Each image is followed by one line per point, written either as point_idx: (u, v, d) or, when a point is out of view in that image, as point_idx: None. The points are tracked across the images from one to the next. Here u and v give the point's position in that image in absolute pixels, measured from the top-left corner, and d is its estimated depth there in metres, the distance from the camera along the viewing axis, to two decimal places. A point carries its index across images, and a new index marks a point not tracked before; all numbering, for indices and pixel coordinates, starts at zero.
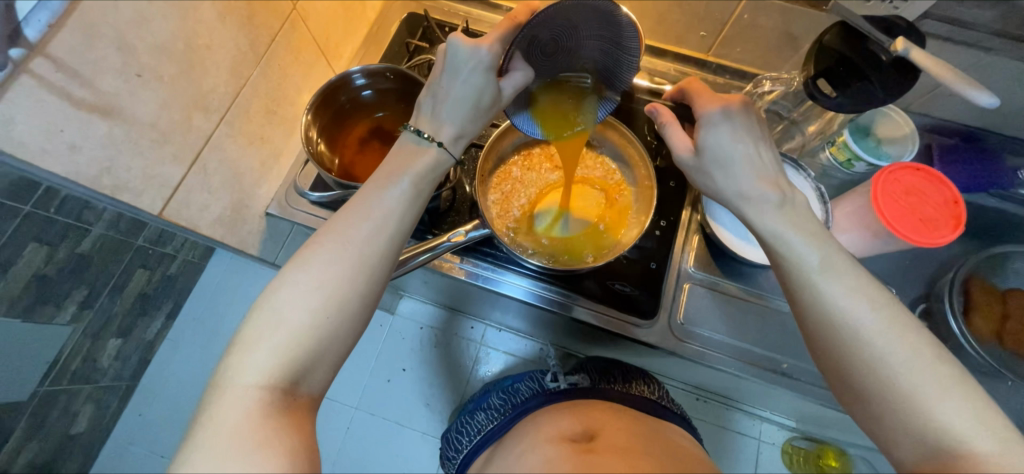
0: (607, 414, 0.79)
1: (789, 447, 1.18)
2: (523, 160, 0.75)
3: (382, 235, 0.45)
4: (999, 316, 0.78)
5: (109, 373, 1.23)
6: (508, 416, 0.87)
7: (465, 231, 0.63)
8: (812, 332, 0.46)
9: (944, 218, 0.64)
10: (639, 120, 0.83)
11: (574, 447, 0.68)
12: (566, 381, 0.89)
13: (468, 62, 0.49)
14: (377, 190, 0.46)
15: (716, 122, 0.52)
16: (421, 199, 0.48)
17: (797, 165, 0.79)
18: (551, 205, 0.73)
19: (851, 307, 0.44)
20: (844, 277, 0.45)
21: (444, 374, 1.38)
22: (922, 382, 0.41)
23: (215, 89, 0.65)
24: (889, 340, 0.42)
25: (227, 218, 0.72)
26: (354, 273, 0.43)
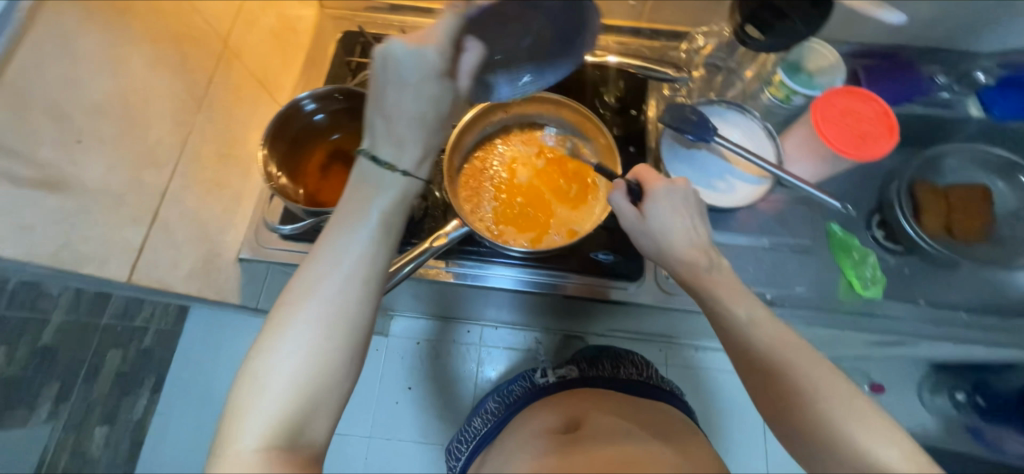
0: (592, 401, 0.82)
1: None
2: (487, 154, 0.76)
3: (355, 283, 0.43)
4: (946, 210, 0.89)
5: (102, 462, 1.16)
6: (500, 417, 0.91)
7: (447, 233, 0.64)
8: (747, 371, 0.52)
9: (880, 130, 0.69)
10: (589, 94, 0.85)
11: (559, 444, 0.72)
12: (556, 374, 0.92)
13: (415, 73, 0.44)
14: (341, 237, 0.44)
15: (658, 211, 0.58)
16: (392, 236, 0.46)
17: (740, 108, 0.83)
18: (522, 194, 0.73)
19: (773, 345, 0.51)
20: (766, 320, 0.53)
21: (451, 384, 1.38)
22: (828, 399, 0.47)
23: (160, 141, 0.63)
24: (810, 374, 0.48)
25: (200, 271, 0.70)
26: (334, 328, 0.42)
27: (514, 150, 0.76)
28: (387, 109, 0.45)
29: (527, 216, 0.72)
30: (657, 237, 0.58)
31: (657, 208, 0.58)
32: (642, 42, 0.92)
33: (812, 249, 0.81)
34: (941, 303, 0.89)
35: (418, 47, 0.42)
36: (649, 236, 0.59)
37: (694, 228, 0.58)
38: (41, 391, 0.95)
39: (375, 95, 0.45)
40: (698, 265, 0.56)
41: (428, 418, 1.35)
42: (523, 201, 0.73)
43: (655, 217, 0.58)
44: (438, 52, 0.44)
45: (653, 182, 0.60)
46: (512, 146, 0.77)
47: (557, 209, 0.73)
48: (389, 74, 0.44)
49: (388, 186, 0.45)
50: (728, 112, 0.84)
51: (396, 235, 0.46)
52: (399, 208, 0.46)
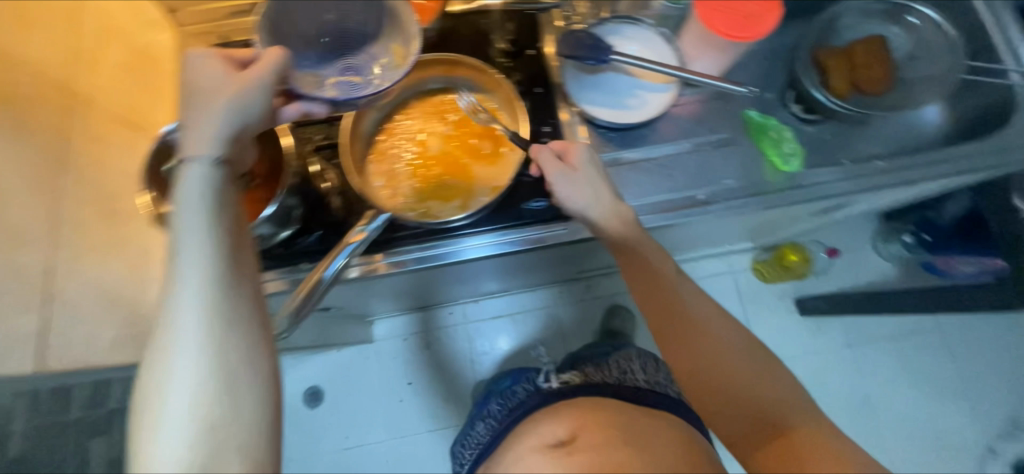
0: (586, 408, 0.85)
1: None
2: (392, 134, 0.72)
3: (196, 299, 0.37)
4: (849, 68, 0.91)
5: None
6: (506, 422, 0.96)
7: (364, 227, 0.63)
8: (659, 291, 0.68)
9: (763, 6, 0.69)
10: (480, 44, 0.81)
11: (551, 456, 0.79)
12: (556, 381, 0.98)
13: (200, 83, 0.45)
14: (169, 261, 0.38)
15: (585, 173, 0.65)
16: (215, 229, 0.39)
17: (633, 19, 0.81)
18: (437, 163, 0.71)
19: (672, 274, 0.70)
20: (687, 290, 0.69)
21: (448, 367, 1.41)
22: (705, 307, 0.69)
23: (25, 218, 0.57)
24: (694, 293, 0.69)
25: (128, 337, 0.67)
26: (193, 358, 0.36)
27: (418, 122, 0.73)
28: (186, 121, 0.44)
29: (446, 185, 0.70)
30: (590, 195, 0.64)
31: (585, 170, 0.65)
32: None
33: (733, 140, 0.82)
34: (866, 156, 0.92)
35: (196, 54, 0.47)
36: (580, 194, 0.65)
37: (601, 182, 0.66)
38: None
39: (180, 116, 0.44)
40: (617, 207, 0.66)
41: (436, 404, 1.38)
42: (440, 170, 0.71)
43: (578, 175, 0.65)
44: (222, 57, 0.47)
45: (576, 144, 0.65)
46: (414, 119, 0.73)
47: (475, 170, 0.71)
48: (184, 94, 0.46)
49: (190, 181, 0.40)
50: (622, 27, 0.82)
51: (222, 225, 0.39)
52: (214, 195, 0.40)
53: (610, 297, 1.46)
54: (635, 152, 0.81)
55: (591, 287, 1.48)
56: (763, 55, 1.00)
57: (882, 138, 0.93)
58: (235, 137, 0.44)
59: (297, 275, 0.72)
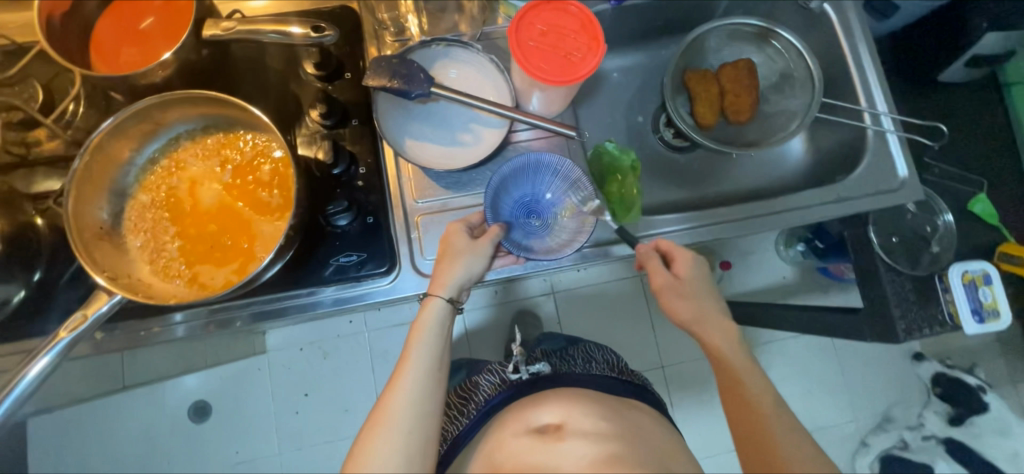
0: (568, 396, 0.72)
1: None
2: (155, 183, 0.61)
3: (423, 396, 0.57)
4: (715, 95, 0.86)
5: None
6: (473, 418, 0.75)
7: (84, 315, 0.51)
8: (724, 337, 0.64)
9: (585, 43, 0.60)
10: (282, 64, 0.69)
11: (541, 443, 0.65)
12: (527, 370, 0.78)
13: (470, 256, 0.63)
14: (407, 363, 0.58)
15: (693, 266, 0.66)
16: (443, 352, 0.60)
17: (461, 43, 0.71)
18: (207, 218, 0.60)
19: (732, 348, 0.64)
20: (725, 329, 0.65)
21: (342, 382, 1.32)
22: (766, 400, 0.59)
23: None
24: (761, 386, 0.60)
25: None
26: (411, 436, 0.54)
27: (188, 168, 0.61)
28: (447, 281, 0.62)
29: (220, 245, 0.60)
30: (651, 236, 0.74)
31: (698, 262, 0.67)
32: None
33: None
34: (730, 193, 0.88)
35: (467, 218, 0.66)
36: (684, 293, 0.65)
37: (718, 303, 0.67)
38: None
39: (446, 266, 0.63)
40: (694, 303, 0.65)
41: (337, 414, 1.30)
42: (216, 228, 0.60)
43: (688, 274, 0.66)
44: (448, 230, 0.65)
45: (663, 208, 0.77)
46: (183, 163, 0.61)
47: (254, 225, 0.60)
48: (451, 252, 0.63)
49: (432, 312, 0.61)
50: (451, 50, 0.72)
51: (444, 351, 0.61)
52: (443, 326, 0.61)
53: (517, 303, 1.34)
54: (464, 197, 0.72)
55: (499, 292, 1.33)
56: (637, 75, 0.93)
57: (754, 167, 0.89)
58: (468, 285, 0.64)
59: None
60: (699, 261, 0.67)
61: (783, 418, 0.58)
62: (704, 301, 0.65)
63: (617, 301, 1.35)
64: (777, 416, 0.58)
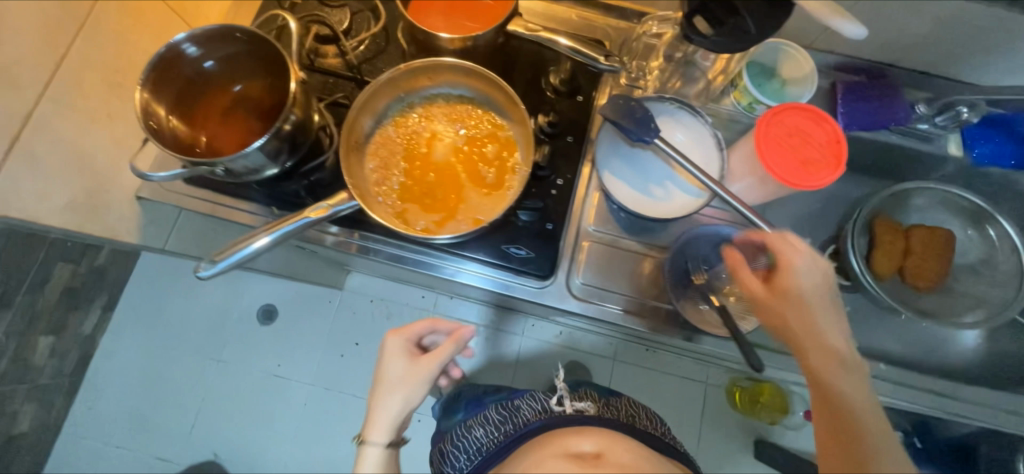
0: (609, 436, 0.70)
1: (732, 387, 1.35)
2: (404, 122, 0.69)
3: None
4: (901, 252, 0.82)
5: (46, 371, 1.13)
6: (508, 437, 0.77)
7: (327, 206, 0.58)
8: (822, 350, 0.54)
9: (826, 158, 0.62)
10: (534, 72, 0.78)
11: (577, 467, 0.63)
12: (572, 405, 0.78)
13: (401, 396, 0.67)
14: None
15: (811, 267, 0.56)
16: None
17: (694, 111, 0.75)
18: (433, 169, 0.68)
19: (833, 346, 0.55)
20: (837, 319, 0.56)
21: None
22: (863, 418, 0.52)
23: (20, 61, 0.54)
24: (859, 395, 0.53)
25: (80, 207, 0.64)
26: None
27: (434, 122, 0.70)
28: (385, 412, 0.67)
29: (434, 195, 0.67)
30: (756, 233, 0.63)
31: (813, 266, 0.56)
32: (608, 21, 0.84)
33: None
34: (877, 351, 0.83)
35: (389, 352, 0.69)
36: (796, 278, 0.56)
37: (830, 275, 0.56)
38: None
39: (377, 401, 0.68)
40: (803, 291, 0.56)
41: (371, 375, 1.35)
42: (434, 179, 0.68)
43: (808, 280, 0.56)
44: (399, 352, 0.70)
45: None
46: (433, 117, 0.70)
47: (468, 192, 0.67)
48: (381, 388, 0.68)
49: (370, 457, 0.67)
50: (680, 113, 0.76)
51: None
52: (381, 464, 0.68)
53: (576, 354, 1.36)
54: (635, 242, 0.75)
55: (562, 336, 1.36)
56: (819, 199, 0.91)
57: (911, 338, 0.83)
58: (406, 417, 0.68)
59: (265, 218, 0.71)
60: (812, 264, 0.55)
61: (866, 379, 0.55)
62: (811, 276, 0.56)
63: (664, 394, 1.35)
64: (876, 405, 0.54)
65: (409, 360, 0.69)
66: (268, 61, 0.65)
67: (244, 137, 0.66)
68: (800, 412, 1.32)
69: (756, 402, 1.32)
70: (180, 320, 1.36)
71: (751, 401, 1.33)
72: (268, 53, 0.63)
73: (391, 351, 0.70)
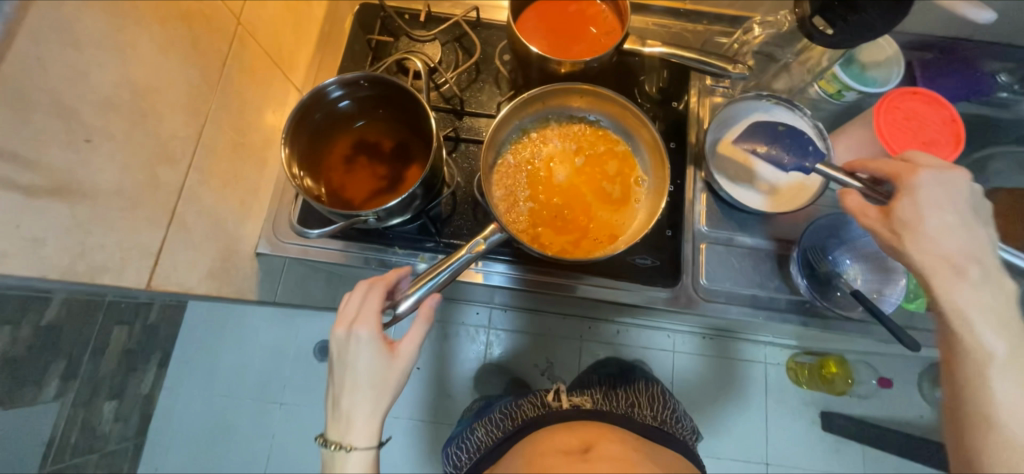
0: (597, 430, 0.71)
1: (793, 364, 1.21)
2: (522, 148, 0.70)
3: None
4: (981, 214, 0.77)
5: (112, 436, 1.04)
6: (508, 434, 0.78)
7: (484, 239, 0.57)
8: (937, 268, 0.49)
9: (945, 138, 0.64)
10: (627, 84, 0.79)
11: (566, 462, 0.63)
12: (570, 401, 0.80)
13: (380, 381, 0.52)
14: None
15: (940, 222, 0.50)
16: None
17: (791, 105, 0.76)
18: (558, 192, 0.68)
19: (950, 259, 0.49)
20: (973, 280, 0.48)
21: (443, 368, 1.20)
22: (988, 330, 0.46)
23: (175, 134, 0.54)
24: (983, 309, 0.47)
25: (218, 270, 0.64)
26: None
27: (551, 146, 0.70)
28: (357, 407, 0.52)
29: (564, 217, 0.68)
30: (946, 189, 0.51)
31: (947, 213, 0.50)
32: (685, 25, 0.84)
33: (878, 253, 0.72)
34: None
35: (353, 333, 0.52)
36: (919, 243, 0.50)
37: (967, 210, 0.50)
38: (47, 370, 0.77)
39: (350, 391, 0.52)
40: (933, 277, 0.49)
41: (433, 398, 1.18)
42: (560, 202, 0.68)
43: (942, 243, 0.49)
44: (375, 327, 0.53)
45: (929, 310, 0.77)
46: (549, 140, 0.71)
47: (596, 211, 0.68)
48: (350, 378, 0.52)
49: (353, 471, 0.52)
50: (776, 108, 0.77)
51: None
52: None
53: (634, 351, 1.22)
54: (747, 238, 0.77)
55: (618, 334, 1.23)
56: None
57: None
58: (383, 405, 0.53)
59: (385, 256, 0.72)
60: (943, 178, 0.51)
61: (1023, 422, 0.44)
62: (943, 248, 0.49)
63: (735, 381, 1.21)
64: (1006, 392, 0.45)
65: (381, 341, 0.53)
66: (395, 101, 0.65)
67: (372, 179, 0.66)
68: (873, 381, 1.18)
69: (822, 379, 1.19)
70: (233, 364, 1.23)
71: (817, 379, 1.20)
72: (398, 95, 0.64)
73: (360, 332, 0.52)
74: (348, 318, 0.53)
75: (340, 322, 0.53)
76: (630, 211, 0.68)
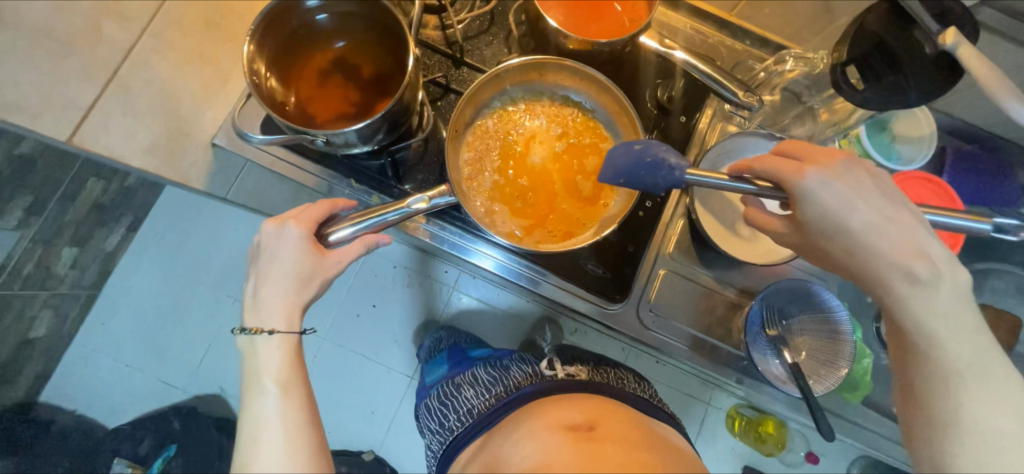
0: (596, 403, 0.63)
1: (734, 413, 1.10)
2: (505, 117, 0.66)
3: (293, 452, 0.45)
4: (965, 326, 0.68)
5: (67, 280, 0.91)
6: (498, 404, 0.68)
7: (429, 198, 0.53)
8: (850, 248, 0.43)
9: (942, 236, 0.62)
10: (640, 84, 0.73)
11: (571, 438, 0.55)
12: (564, 370, 0.71)
13: (304, 273, 0.50)
14: (262, 407, 0.46)
15: (858, 226, 0.42)
16: (301, 408, 0.47)
17: None
18: (528, 171, 0.64)
19: (862, 238, 0.42)
20: (888, 261, 0.41)
21: (399, 314, 1.06)
22: (915, 300, 0.40)
23: None
24: (910, 285, 0.40)
25: (161, 148, 0.65)
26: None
27: (536, 123, 0.66)
28: (274, 295, 0.49)
29: (528, 199, 0.64)
30: (845, 181, 0.42)
31: (865, 214, 0.42)
32: (724, 39, 0.77)
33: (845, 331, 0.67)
34: None
35: (279, 228, 0.50)
36: (854, 255, 0.43)
37: (885, 206, 0.42)
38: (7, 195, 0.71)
39: (268, 273, 0.49)
40: (886, 287, 0.42)
41: (387, 342, 1.06)
42: (527, 183, 0.64)
43: (840, 220, 0.43)
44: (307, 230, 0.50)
45: (865, 402, 0.74)
46: (536, 117, 0.66)
47: (563, 202, 0.64)
48: (273, 265, 0.49)
49: (268, 362, 0.48)
50: None
51: (303, 391, 0.48)
52: (281, 367, 0.48)
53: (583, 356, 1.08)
54: (710, 278, 0.74)
55: (575, 333, 1.05)
56: None
57: None
58: (303, 297, 0.50)
59: (337, 185, 0.69)
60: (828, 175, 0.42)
61: (989, 414, 0.38)
62: (884, 258, 0.41)
63: (678, 414, 1.11)
64: (952, 357, 0.39)
65: (314, 250, 0.50)
66: (380, 27, 0.61)
67: (341, 101, 0.62)
68: (801, 452, 1.08)
69: (757, 437, 1.07)
70: (203, 248, 1.04)
71: (752, 435, 1.08)
72: (383, 21, 0.60)
73: (291, 232, 0.50)
74: (280, 219, 0.50)
75: (266, 222, 0.50)
76: (599, 212, 0.64)
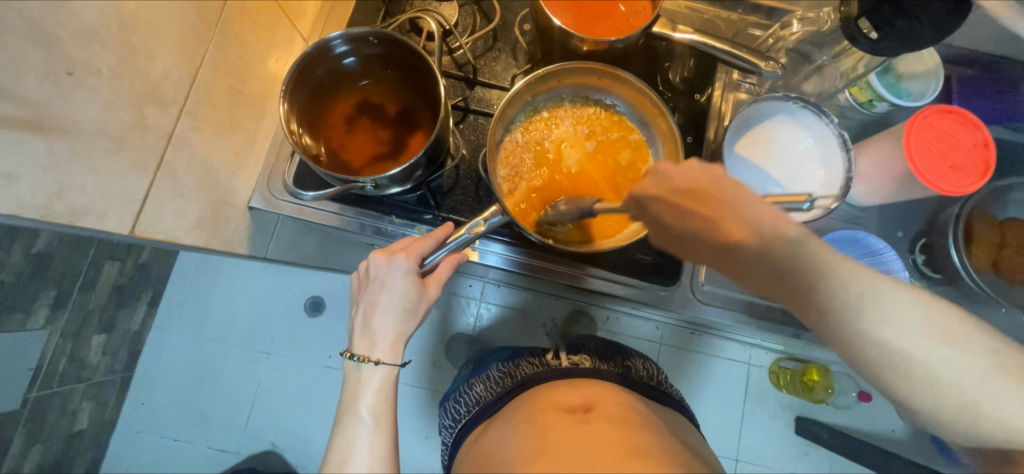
0: (601, 387, 0.64)
1: (776, 368, 1.11)
2: (532, 128, 0.67)
3: None
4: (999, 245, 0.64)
5: (101, 368, 0.91)
6: (503, 393, 0.68)
7: (484, 220, 0.55)
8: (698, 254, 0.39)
9: (974, 164, 0.61)
10: (651, 71, 0.75)
11: (569, 421, 0.56)
12: (569, 359, 0.71)
13: (408, 306, 0.50)
14: (348, 436, 0.46)
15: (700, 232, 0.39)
16: (389, 439, 0.47)
17: (818, 110, 0.71)
18: (564, 176, 0.66)
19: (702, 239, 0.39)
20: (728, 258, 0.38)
21: (433, 335, 1.07)
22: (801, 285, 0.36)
23: (166, 75, 0.54)
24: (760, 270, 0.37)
25: (208, 221, 0.62)
26: None
27: (562, 128, 0.68)
28: (377, 329, 0.50)
29: None
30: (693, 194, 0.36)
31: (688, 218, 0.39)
32: (718, 12, 0.79)
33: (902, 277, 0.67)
34: None
35: (390, 260, 0.50)
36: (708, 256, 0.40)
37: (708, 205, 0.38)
38: (40, 296, 0.69)
39: (376, 305, 0.50)
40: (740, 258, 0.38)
41: (421, 366, 1.06)
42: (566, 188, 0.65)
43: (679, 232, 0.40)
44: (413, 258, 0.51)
45: None
46: (562, 123, 0.68)
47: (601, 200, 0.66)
48: (379, 297, 0.50)
49: (368, 392, 0.48)
50: (803, 112, 0.72)
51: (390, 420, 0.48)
52: (378, 395, 0.48)
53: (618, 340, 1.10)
54: None
55: (608, 320, 1.09)
56: None
57: None
58: (404, 328, 0.51)
59: (382, 225, 0.70)
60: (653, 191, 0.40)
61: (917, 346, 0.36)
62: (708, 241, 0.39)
63: (723, 378, 1.12)
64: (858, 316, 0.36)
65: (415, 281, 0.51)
66: (404, 63, 0.62)
67: (372, 141, 0.63)
68: (852, 393, 1.07)
69: (804, 387, 1.08)
70: (228, 311, 1.04)
71: (798, 387, 1.09)
72: (405, 57, 0.61)
73: (403, 263, 0.51)
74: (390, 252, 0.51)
75: (371, 255, 0.51)
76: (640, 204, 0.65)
